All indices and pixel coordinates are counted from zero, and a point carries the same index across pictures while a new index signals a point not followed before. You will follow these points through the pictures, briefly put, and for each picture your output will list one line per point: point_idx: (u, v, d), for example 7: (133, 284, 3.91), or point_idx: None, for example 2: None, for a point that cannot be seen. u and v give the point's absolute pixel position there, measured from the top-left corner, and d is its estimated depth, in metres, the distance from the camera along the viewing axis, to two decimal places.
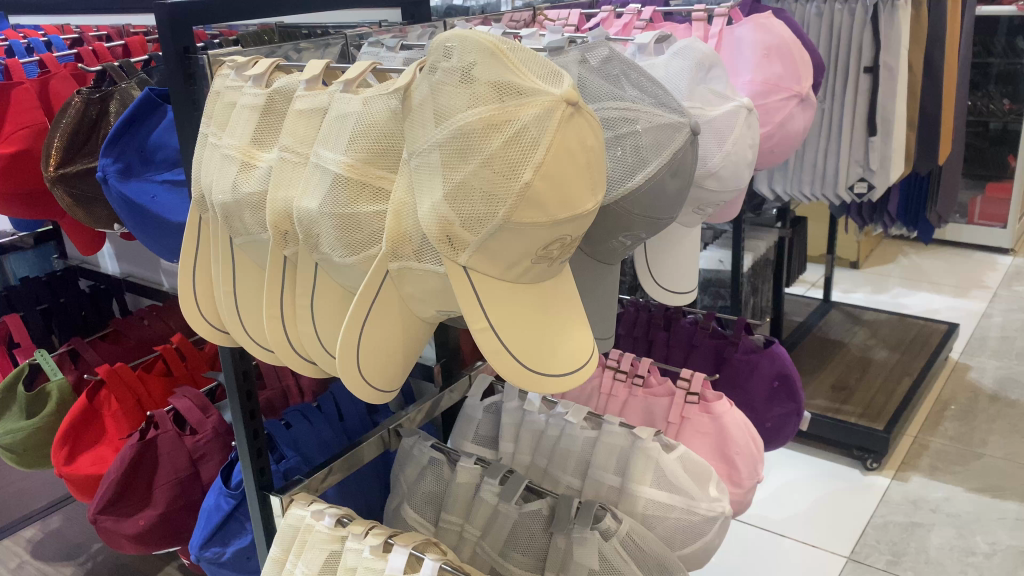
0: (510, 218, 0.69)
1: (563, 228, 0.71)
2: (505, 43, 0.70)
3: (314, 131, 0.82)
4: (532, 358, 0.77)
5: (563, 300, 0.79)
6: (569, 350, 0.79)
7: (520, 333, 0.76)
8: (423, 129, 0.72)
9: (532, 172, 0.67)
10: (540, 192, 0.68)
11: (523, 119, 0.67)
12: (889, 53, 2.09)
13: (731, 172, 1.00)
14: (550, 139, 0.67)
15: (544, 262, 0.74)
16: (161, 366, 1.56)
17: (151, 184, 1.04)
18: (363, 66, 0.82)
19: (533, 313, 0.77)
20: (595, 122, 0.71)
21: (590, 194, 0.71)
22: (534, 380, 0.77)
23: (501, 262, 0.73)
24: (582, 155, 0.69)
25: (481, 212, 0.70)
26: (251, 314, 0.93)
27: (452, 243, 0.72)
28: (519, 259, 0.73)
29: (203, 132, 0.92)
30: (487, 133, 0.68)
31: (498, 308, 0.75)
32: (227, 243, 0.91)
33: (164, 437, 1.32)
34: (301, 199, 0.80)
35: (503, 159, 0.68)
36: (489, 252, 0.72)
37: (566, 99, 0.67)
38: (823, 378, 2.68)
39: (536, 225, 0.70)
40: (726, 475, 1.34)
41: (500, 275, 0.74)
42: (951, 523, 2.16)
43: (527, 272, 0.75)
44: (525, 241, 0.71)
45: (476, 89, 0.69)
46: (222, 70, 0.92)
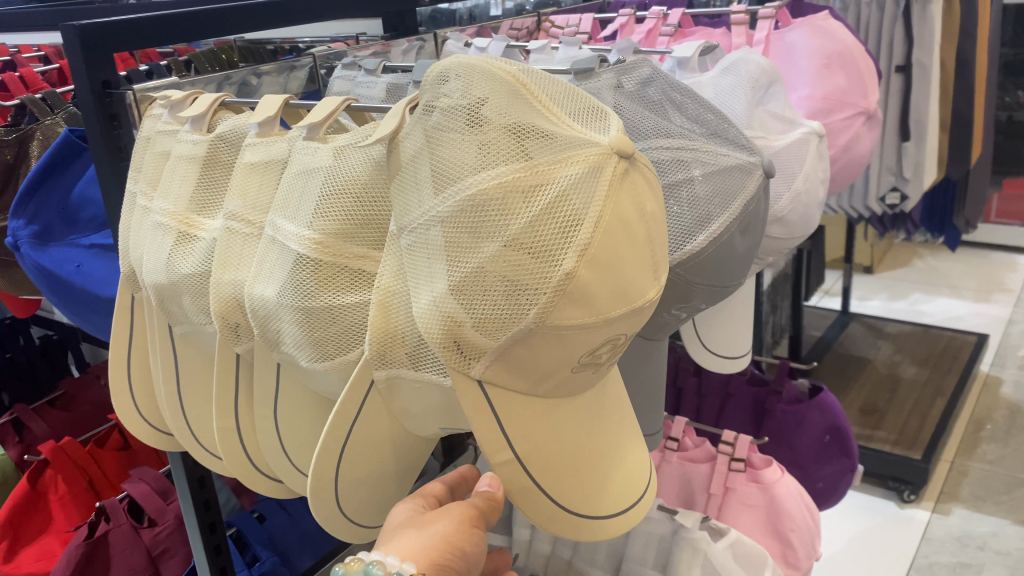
0: (548, 318, 0.49)
1: (617, 328, 0.51)
2: (524, 72, 0.50)
3: (270, 193, 0.62)
4: (573, 492, 0.57)
5: (612, 412, 0.59)
6: (622, 478, 0.59)
7: (555, 464, 0.56)
8: (414, 195, 0.52)
9: (577, 256, 0.47)
10: (589, 285, 0.48)
11: (561, 181, 0.47)
12: (922, 49, 1.89)
13: (801, 217, 0.80)
14: (600, 210, 0.47)
15: (589, 371, 0.54)
16: (116, 439, 1.35)
17: (76, 250, 0.86)
18: (334, 103, 0.61)
19: (573, 434, 0.56)
20: (654, 178, 0.51)
21: (653, 279, 0.51)
22: (571, 524, 0.57)
23: (530, 374, 0.53)
24: (642, 229, 0.49)
25: (503, 314, 0.49)
26: (200, 420, 0.73)
27: (462, 351, 0.51)
28: (556, 368, 0.52)
29: (132, 191, 0.71)
30: (508, 202, 0.47)
31: (526, 431, 0.55)
32: (166, 330, 0.71)
33: (115, 531, 1.12)
34: (254, 283, 0.60)
35: (532, 239, 0.47)
36: (514, 364, 0.52)
37: (619, 152, 0.47)
38: (850, 401, 2.50)
39: (581, 327, 0.49)
40: (780, 554, 1.14)
41: (528, 391, 0.54)
42: (1003, 562, 1.97)
43: (565, 385, 0.54)
44: (564, 349, 0.51)
45: (491, 137, 0.48)
46: (152, 110, 0.72)
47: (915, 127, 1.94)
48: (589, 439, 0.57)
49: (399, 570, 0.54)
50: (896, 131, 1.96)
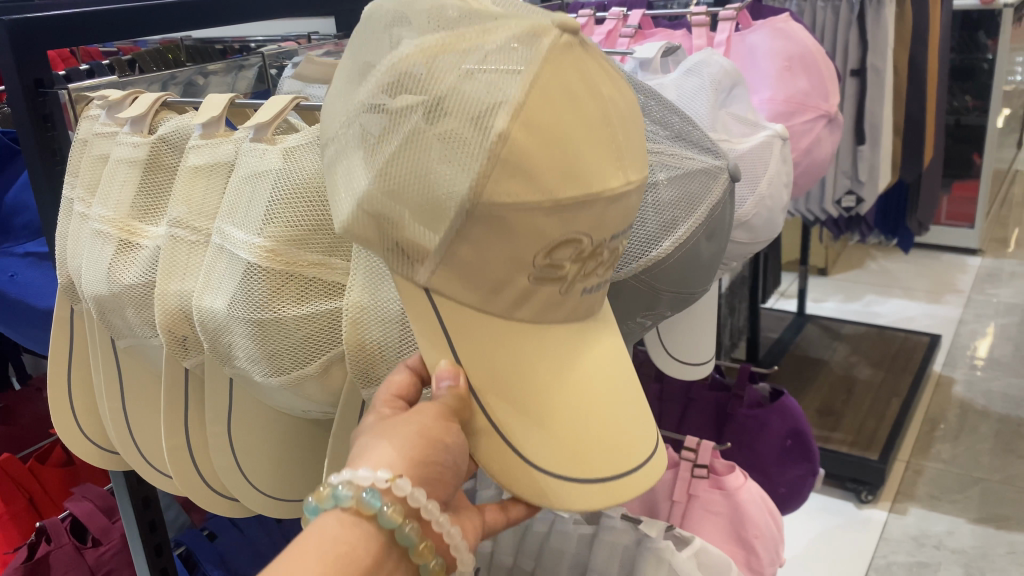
0: (482, 193, 0.43)
1: (573, 219, 0.45)
2: None
3: (217, 198, 0.59)
4: (539, 438, 0.49)
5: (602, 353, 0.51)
6: (607, 438, 0.49)
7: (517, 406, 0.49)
8: (346, 93, 0.48)
9: (508, 116, 0.42)
10: (527, 151, 0.42)
11: (490, 46, 0.43)
12: (876, 54, 1.90)
13: (764, 221, 0.79)
14: (533, 72, 0.42)
15: (556, 288, 0.47)
16: (58, 455, 1.29)
17: (11, 259, 0.82)
18: (283, 102, 0.58)
19: (539, 371, 0.49)
20: (610, 63, 0.46)
21: (617, 167, 0.45)
22: (531, 485, 0.49)
23: (481, 283, 0.47)
24: (593, 106, 0.43)
25: (434, 196, 0.44)
26: (144, 435, 0.70)
27: (401, 252, 0.47)
28: (510, 274, 0.46)
29: (68, 196, 0.67)
30: (431, 74, 0.44)
31: (475, 359, 0.48)
32: (107, 342, 0.67)
33: (58, 552, 1.07)
34: (203, 295, 0.56)
35: (457, 107, 0.43)
36: (460, 268, 0.46)
37: (558, 23, 0.43)
38: (808, 402, 2.51)
39: (527, 208, 0.44)
40: (743, 561, 1.12)
41: (481, 307, 0.48)
42: (959, 561, 2.00)
43: (524, 302, 0.48)
44: (509, 239, 0.45)
45: (417, 21, 0.45)
46: (89, 111, 0.68)
47: (870, 131, 1.95)
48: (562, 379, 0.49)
49: (372, 483, 0.45)
50: (851, 134, 1.97)
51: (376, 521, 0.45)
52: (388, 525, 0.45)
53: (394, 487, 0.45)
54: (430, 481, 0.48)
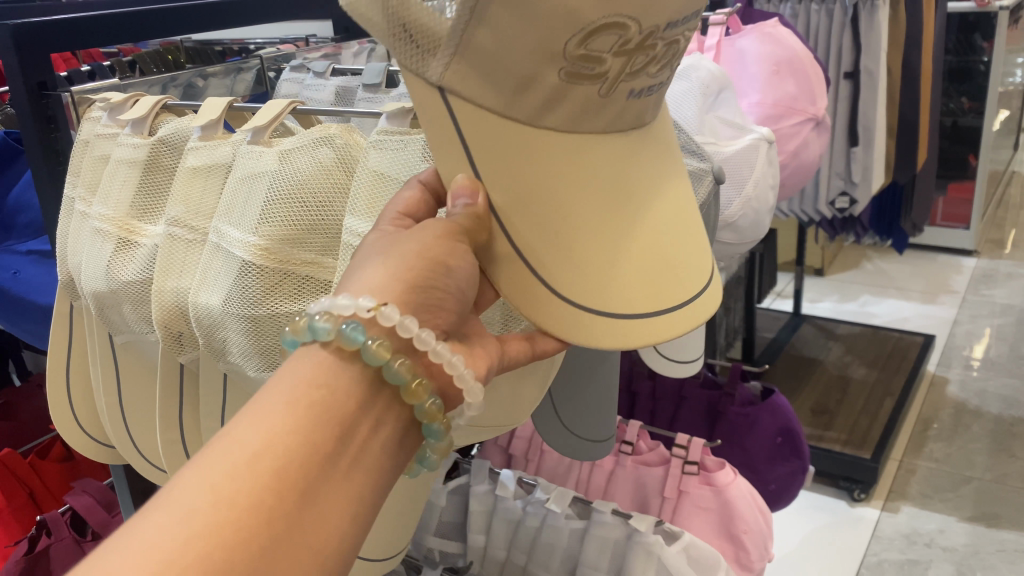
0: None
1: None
2: None
3: (215, 199, 0.60)
4: (566, 269, 0.47)
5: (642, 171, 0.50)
6: (644, 273, 0.48)
7: (541, 223, 0.47)
8: None
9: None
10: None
11: None
12: (869, 57, 1.91)
13: (750, 222, 0.81)
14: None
15: (594, 86, 0.46)
16: (58, 450, 1.31)
17: (15, 257, 0.84)
18: (280, 107, 0.60)
19: (577, 199, 0.47)
20: None
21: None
22: (572, 321, 0.48)
23: (504, 78, 0.46)
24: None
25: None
26: (140, 432, 0.71)
27: (415, 41, 0.46)
28: (536, 67, 0.45)
29: (70, 195, 0.69)
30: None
31: (496, 169, 0.47)
32: (106, 339, 0.69)
33: (58, 546, 1.09)
34: (199, 293, 0.58)
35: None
36: (478, 57, 0.45)
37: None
38: (802, 401, 2.53)
39: None
40: (733, 557, 1.14)
41: (504, 111, 0.47)
42: (949, 558, 2.02)
43: (555, 105, 0.47)
44: (537, 18, 0.43)
45: None
46: (91, 112, 0.70)
47: (863, 133, 1.97)
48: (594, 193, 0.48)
49: (355, 312, 0.43)
50: (845, 137, 1.99)
51: (360, 359, 0.44)
52: (374, 363, 0.43)
53: (380, 313, 0.44)
54: (429, 303, 0.47)
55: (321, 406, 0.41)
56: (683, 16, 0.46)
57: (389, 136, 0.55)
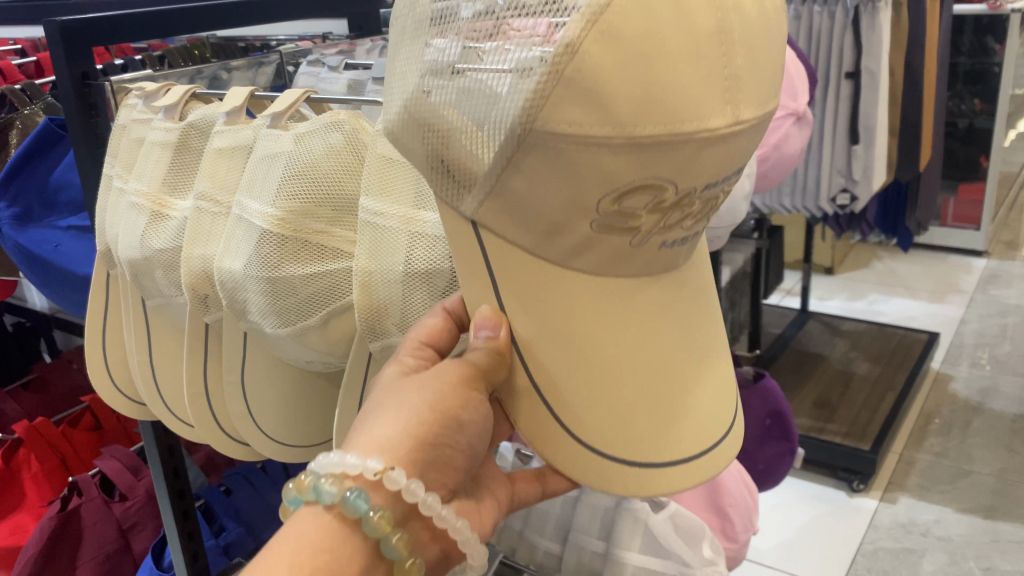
0: (537, 121, 0.43)
1: (649, 163, 0.43)
2: None
3: (237, 176, 0.68)
4: (599, 428, 0.51)
5: (668, 316, 0.52)
6: (681, 430, 0.52)
7: (558, 359, 0.51)
8: None
9: (585, 19, 0.41)
10: (596, 69, 0.41)
11: None
12: (870, 57, 1.96)
13: (727, 207, 0.88)
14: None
15: (626, 238, 0.48)
16: (88, 420, 1.40)
17: (55, 231, 0.92)
18: (296, 95, 0.67)
19: (615, 361, 0.50)
20: None
21: (724, 106, 0.43)
22: (599, 473, 0.52)
23: (535, 223, 0.48)
24: (708, 19, 0.41)
25: (491, 115, 0.45)
26: (170, 388, 0.79)
27: (452, 173, 0.49)
28: (568, 218, 0.47)
29: (108, 173, 0.77)
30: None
31: (520, 302, 0.51)
32: (139, 303, 0.77)
33: (87, 505, 1.17)
34: (222, 259, 0.66)
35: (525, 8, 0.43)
36: (510, 200, 0.47)
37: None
38: (806, 395, 2.59)
39: (585, 137, 0.43)
40: (719, 529, 1.21)
41: (534, 251, 0.49)
42: (943, 548, 2.07)
43: (584, 251, 0.49)
44: (571, 178, 0.45)
45: None
46: (128, 100, 0.78)
47: (864, 131, 2.02)
48: (614, 337, 0.50)
49: (365, 469, 0.51)
50: (846, 135, 2.05)
51: (361, 525, 0.51)
52: (373, 534, 0.51)
53: (387, 476, 0.51)
54: (438, 455, 0.54)
55: (322, 566, 0.49)
56: (725, 175, 0.47)
57: None
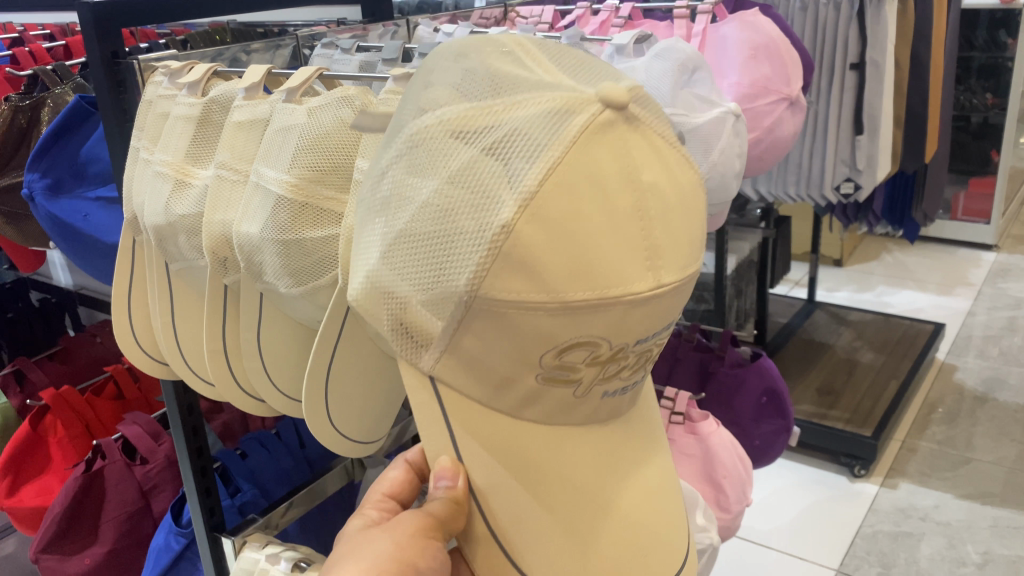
0: (483, 288, 0.50)
1: (583, 322, 0.50)
2: (521, 41, 0.55)
3: (254, 147, 0.73)
4: (549, 563, 0.58)
5: (611, 458, 0.59)
6: (626, 560, 0.59)
7: (512, 500, 0.58)
8: (377, 160, 0.56)
9: (518, 204, 0.48)
10: (534, 244, 0.48)
11: (513, 123, 0.50)
12: (875, 49, 2.00)
13: (719, 183, 0.93)
14: (554, 158, 0.48)
15: (568, 388, 0.55)
16: (111, 388, 1.47)
17: (84, 202, 0.98)
18: (309, 72, 0.72)
19: (560, 500, 0.57)
20: (656, 150, 0.51)
21: (645, 271, 0.50)
22: None
23: (489, 379, 0.55)
24: (625, 200, 0.49)
25: (439, 285, 0.52)
26: (190, 347, 0.85)
27: (410, 337, 0.55)
28: (515, 373, 0.54)
29: (135, 146, 0.82)
30: (452, 141, 0.51)
31: (478, 449, 0.57)
32: (163, 267, 0.83)
33: (110, 467, 1.23)
34: (241, 224, 0.71)
35: (462, 193, 0.50)
36: (464, 357, 0.54)
37: (600, 99, 0.49)
38: (810, 382, 2.63)
39: (527, 300, 0.50)
40: (713, 499, 1.26)
41: (487, 402, 0.56)
42: (942, 531, 2.11)
43: (532, 402, 0.55)
44: (515, 338, 0.52)
45: (457, 92, 0.52)
46: (154, 77, 0.83)
47: (868, 122, 2.05)
48: (564, 478, 0.57)
49: None
50: (851, 126, 2.08)
51: None
52: None
53: None
54: None
55: None
56: (654, 333, 0.54)
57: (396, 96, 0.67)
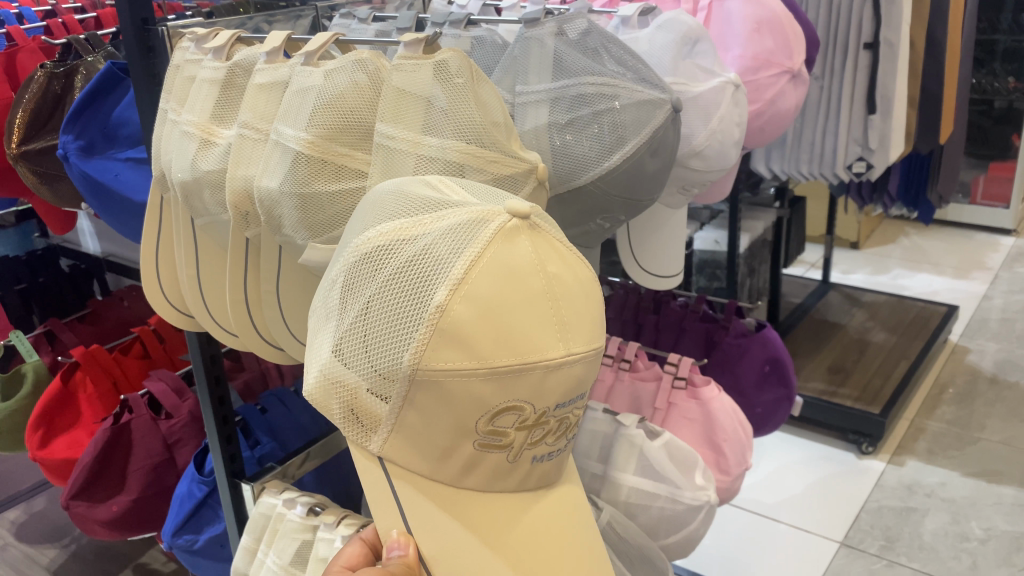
0: (423, 363, 0.56)
1: (510, 386, 0.57)
2: (440, 178, 0.64)
3: (274, 108, 0.78)
4: None
5: (543, 525, 0.64)
6: None
7: (460, 567, 0.62)
8: (325, 274, 0.63)
9: (449, 290, 0.55)
10: (463, 321, 0.55)
11: (440, 229, 0.57)
12: (889, 29, 2.02)
13: (717, 152, 0.96)
14: (475, 252, 0.55)
15: (501, 452, 0.60)
16: (138, 348, 1.54)
17: (114, 162, 1.04)
18: (325, 37, 0.77)
19: (503, 559, 0.62)
20: (557, 251, 0.59)
21: (558, 341, 0.57)
22: None
23: (431, 450, 0.60)
24: (537, 283, 0.56)
25: (385, 364, 0.57)
26: (214, 298, 0.91)
27: (360, 422, 0.60)
28: (454, 442, 0.59)
29: (164, 108, 0.87)
30: (390, 246, 0.58)
31: (425, 522, 0.62)
32: (189, 223, 0.88)
33: (137, 421, 1.29)
34: (261, 178, 0.76)
35: (400, 288, 0.56)
36: (408, 433, 0.60)
37: (507, 209, 0.58)
38: (820, 360, 2.66)
39: (461, 371, 0.56)
40: (714, 462, 1.30)
41: (431, 474, 0.61)
42: (947, 508, 2.14)
43: (472, 468, 0.61)
44: (453, 408, 0.57)
45: (389, 212, 0.60)
46: (182, 43, 0.88)
47: (881, 101, 2.07)
48: (502, 545, 0.62)
49: None
50: (864, 105, 2.10)
51: None
52: None
53: None
54: None
55: None
56: (570, 400, 0.61)
57: (407, 60, 0.71)
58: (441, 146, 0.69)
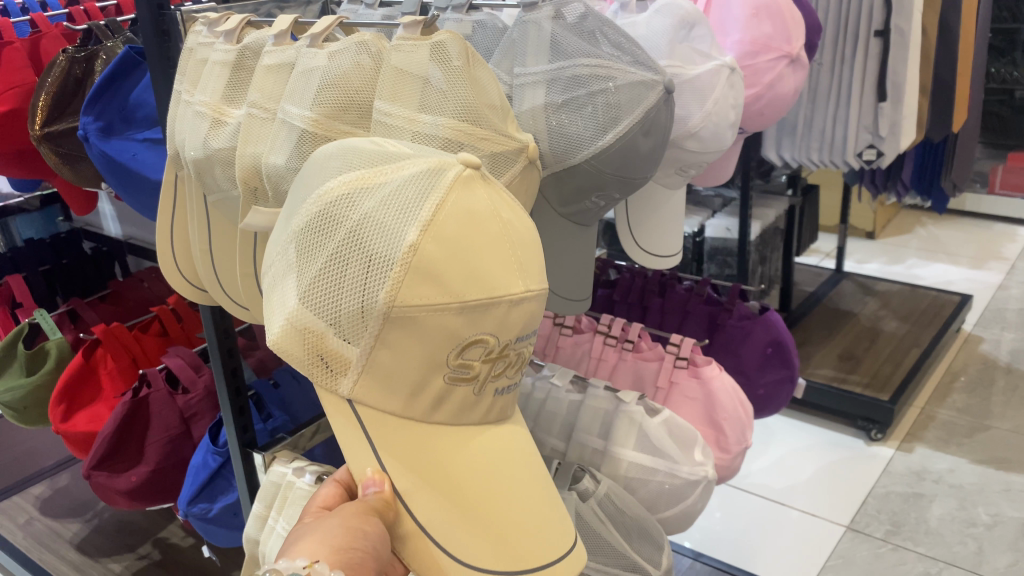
0: (397, 301, 0.59)
1: (478, 319, 0.60)
2: (386, 138, 0.67)
3: (281, 88, 0.82)
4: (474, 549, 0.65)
5: (505, 452, 0.68)
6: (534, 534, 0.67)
7: (432, 503, 0.66)
8: (285, 230, 0.65)
9: (418, 231, 0.58)
10: (434, 259, 0.58)
11: (402, 177, 0.60)
12: (900, 16, 2.03)
13: (712, 133, 0.98)
14: (439, 198, 0.59)
15: (468, 386, 0.64)
16: (156, 327, 1.59)
17: (132, 142, 1.08)
18: (330, 20, 0.81)
19: (472, 487, 0.66)
20: (506, 199, 0.63)
21: (518, 278, 0.61)
22: None
23: (401, 388, 0.63)
24: (495, 226, 0.60)
25: (358, 304, 0.60)
26: (226, 272, 0.94)
27: (330, 365, 0.63)
28: (424, 378, 0.63)
29: (178, 89, 0.91)
30: (353, 196, 0.61)
31: (399, 457, 0.66)
32: (203, 200, 0.92)
33: (155, 395, 1.33)
34: (269, 155, 0.78)
35: (369, 233, 0.59)
36: (379, 372, 0.63)
37: (461, 160, 0.61)
38: (831, 348, 2.67)
39: (434, 307, 0.59)
40: (714, 440, 1.32)
41: (401, 412, 0.65)
42: (954, 494, 2.15)
43: (440, 406, 0.65)
44: (426, 342, 0.61)
45: (348, 167, 0.63)
46: (195, 27, 0.92)
47: (891, 88, 2.08)
48: (474, 475, 0.66)
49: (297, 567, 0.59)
50: (874, 92, 2.10)
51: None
52: None
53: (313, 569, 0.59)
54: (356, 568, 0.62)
55: None
56: (527, 333, 0.65)
57: (405, 41, 0.74)
58: (435, 124, 0.72)
